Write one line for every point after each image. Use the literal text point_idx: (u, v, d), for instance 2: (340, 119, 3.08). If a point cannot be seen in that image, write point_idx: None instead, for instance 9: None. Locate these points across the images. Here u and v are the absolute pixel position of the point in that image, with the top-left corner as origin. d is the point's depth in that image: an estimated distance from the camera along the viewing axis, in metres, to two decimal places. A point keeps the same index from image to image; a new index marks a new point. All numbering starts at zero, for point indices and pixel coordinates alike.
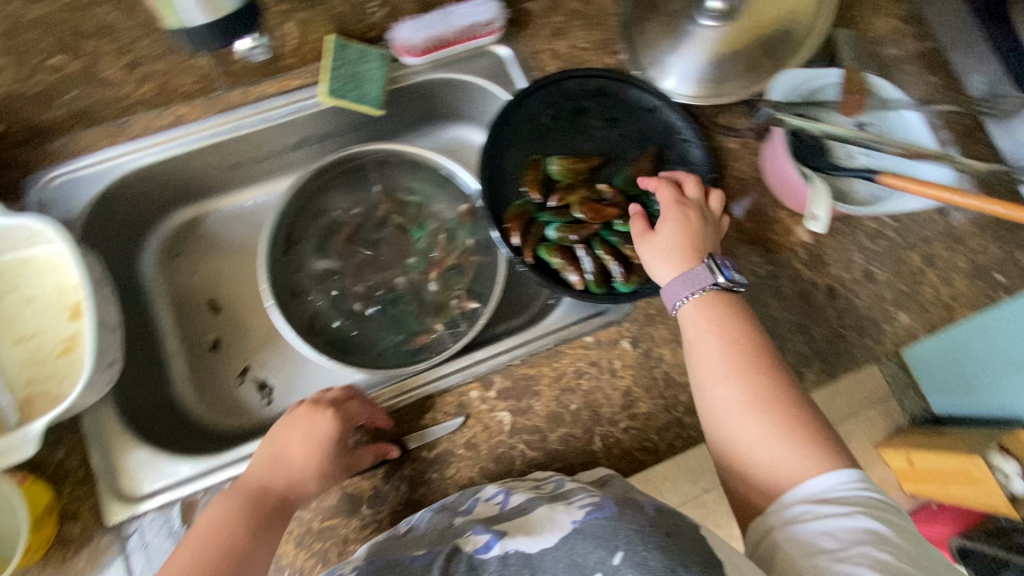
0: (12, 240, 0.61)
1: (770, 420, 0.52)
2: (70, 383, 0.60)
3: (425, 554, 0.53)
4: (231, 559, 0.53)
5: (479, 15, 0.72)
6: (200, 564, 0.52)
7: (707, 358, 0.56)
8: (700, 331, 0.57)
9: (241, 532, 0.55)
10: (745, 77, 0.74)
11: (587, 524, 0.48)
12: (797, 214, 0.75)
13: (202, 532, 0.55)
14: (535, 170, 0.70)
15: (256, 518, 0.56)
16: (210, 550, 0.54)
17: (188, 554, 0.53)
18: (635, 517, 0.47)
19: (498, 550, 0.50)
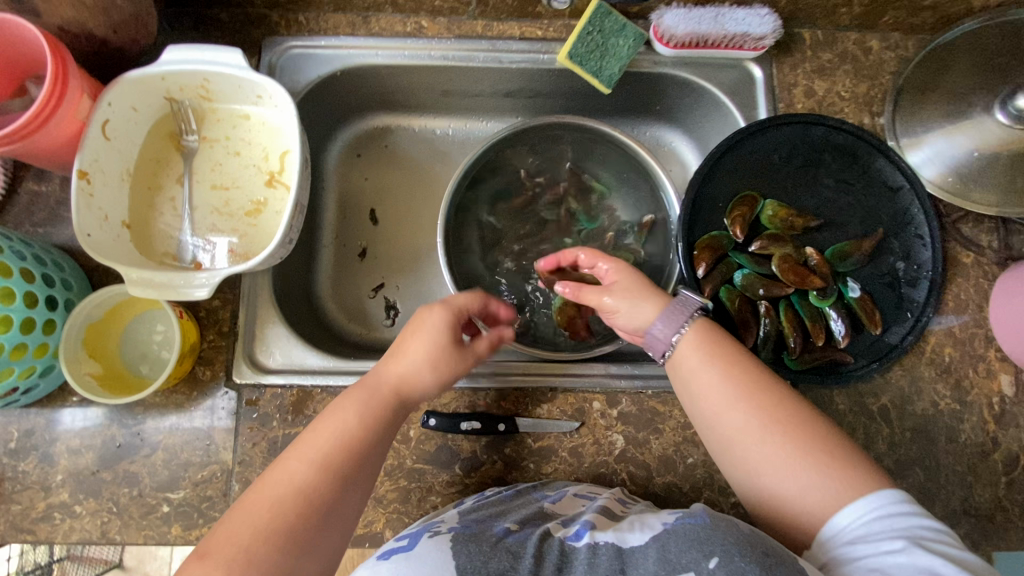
0: (239, 93, 0.63)
1: (766, 437, 0.47)
2: (250, 242, 0.64)
3: (519, 530, 0.49)
4: (364, 460, 0.49)
5: (755, 27, 0.65)
6: (337, 461, 0.47)
7: (714, 390, 0.50)
8: (698, 364, 0.51)
9: (374, 435, 0.50)
10: (1008, 188, 0.65)
11: (679, 526, 0.46)
12: (1008, 360, 0.65)
13: (334, 426, 0.49)
14: (746, 207, 0.65)
15: (387, 422, 0.51)
16: (345, 447, 0.48)
17: (323, 444, 0.48)
18: (731, 530, 0.44)
19: (589, 538, 0.47)
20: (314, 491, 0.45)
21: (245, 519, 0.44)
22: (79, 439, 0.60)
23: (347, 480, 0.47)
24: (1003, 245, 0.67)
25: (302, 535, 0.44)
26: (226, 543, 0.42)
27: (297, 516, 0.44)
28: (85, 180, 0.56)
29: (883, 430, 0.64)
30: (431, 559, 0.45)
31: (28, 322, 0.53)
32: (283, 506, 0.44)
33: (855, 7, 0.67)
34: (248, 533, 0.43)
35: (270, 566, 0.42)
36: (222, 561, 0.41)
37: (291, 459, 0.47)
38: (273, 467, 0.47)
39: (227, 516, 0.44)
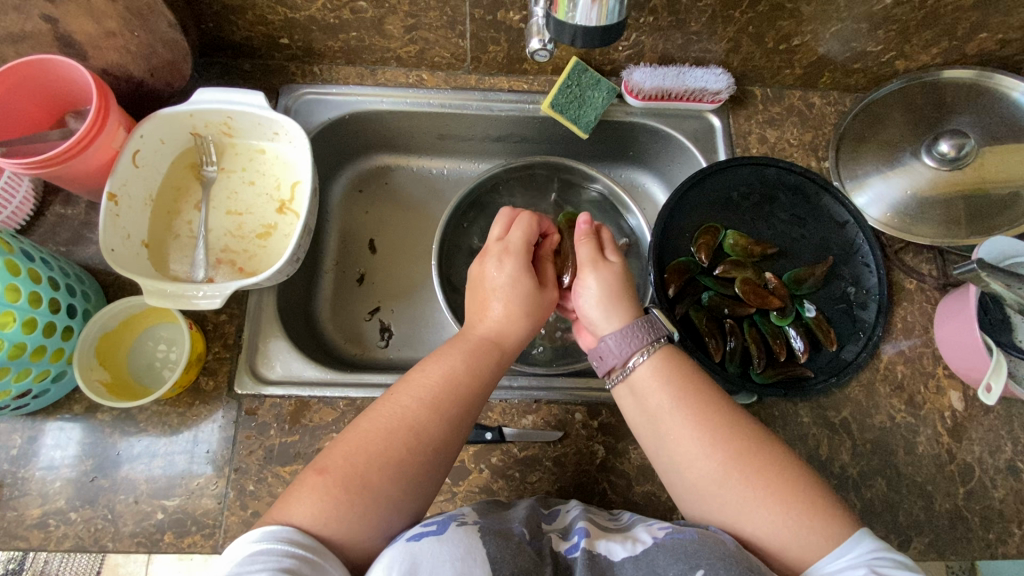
0: (258, 130, 0.71)
1: (734, 480, 0.50)
2: (259, 261, 0.70)
3: (531, 536, 0.52)
4: (466, 407, 0.54)
5: (712, 83, 0.75)
6: (439, 402, 0.52)
7: (685, 432, 0.53)
8: (666, 404, 0.55)
9: (475, 382, 0.55)
10: (943, 222, 0.72)
11: (670, 541, 0.49)
12: (955, 376, 0.71)
13: (436, 372, 0.54)
14: (710, 237, 0.73)
15: (487, 371, 0.56)
16: (448, 390, 0.53)
17: (428, 385, 0.53)
18: (717, 547, 0.46)
19: (586, 548, 0.50)
20: (418, 425, 0.51)
21: (361, 445, 0.49)
22: (80, 447, 0.62)
23: (450, 424, 0.52)
24: (942, 273, 0.74)
25: (406, 462, 0.49)
26: (340, 461, 0.48)
27: (401, 447, 0.49)
28: (113, 202, 0.62)
29: (846, 442, 0.68)
30: (462, 546, 0.47)
31: (50, 327, 0.57)
32: (392, 434, 0.50)
33: (796, 68, 0.78)
34: (357, 453, 0.49)
35: (375, 483, 0.47)
36: (333, 476, 0.47)
37: (399, 395, 0.53)
38: (379, 411, 0.52)
39: (338, 440, 0.50)
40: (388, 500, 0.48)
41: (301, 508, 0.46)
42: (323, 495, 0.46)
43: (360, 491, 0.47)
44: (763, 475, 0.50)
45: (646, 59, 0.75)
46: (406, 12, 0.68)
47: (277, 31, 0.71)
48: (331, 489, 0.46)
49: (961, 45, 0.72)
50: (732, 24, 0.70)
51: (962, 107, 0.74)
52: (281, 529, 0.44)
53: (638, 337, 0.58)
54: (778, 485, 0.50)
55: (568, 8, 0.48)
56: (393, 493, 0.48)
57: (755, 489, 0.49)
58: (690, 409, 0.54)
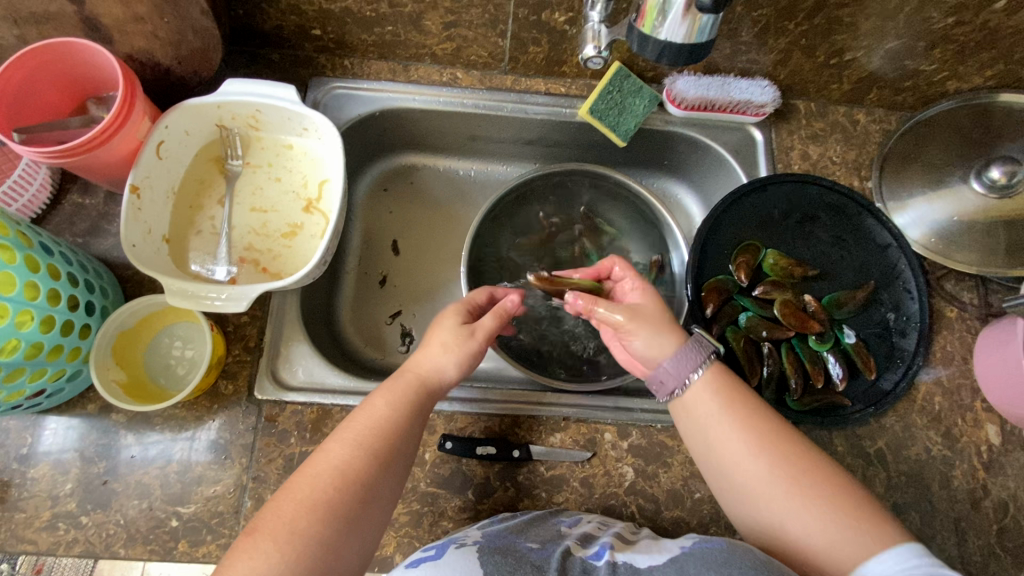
0: (287, 125, 0.68)
1: (778, 485, 0.49)
2: (283, 262, 0.68)
3: (542, 548, 0.51)
4: (399, 449, 0.52)
5: (757, 96, 0.73)
6: (371, 447, 0.50)
7: (730, 438, 0.52)
8: (708, 413, 0.54)
9: (408, 424, 0.53)
10: (988, 250, 0.70)
11: (699, 551, 0.48)
12: (993, 410, 0.69)
13: (366, 417, 0.52)
14: (749, 255, 0.70)
15: (417, 413, 0.54)
16: (379, 435, 0.51)
17: (359, 430, 0.51)
18: (747, 555, 0.45)
19: (610, 557, 0.49)
20: (353, 471, 0.49)
21: (301, 499, 0.46)
22: (93, 447, 0.60)
23: (386, 469, 0.50)
24: (984, 302, 0.72)
25: (351, 516, 0.47)
26: (274, 518, 0.45)
27: (338, 497, 0.47)
28: (135, 194, 0.60)
29: (880, 474, 0.66)
30: (460, 567, 0.47)
31: (67, 325, 0.55)
32: (335, 488, 0.47)
33: (844, 84, 0.75)
34: (291, 508, 0.46)
35: (314, 534, 0.45)
36: (269, 532, 0.44)
37: (329, 447, 0.50)
38: (311, 465, 0.49)
39: (274, 498, 0.47)
40: (332, 549, 0.45)
41: (240, 570, 0.42)
42: (263, 557, 0.43)
43: (301, 546, 0.44)
44: (806, 481, 0.49)
45: (690, 67, 0.73)
46: (447, 8, 0.65)
47: (311, 22, 0.68)
48: (269, 546, 0.43)
49: (1017, 69, 0.70)
50: (784, 36, 0.67)
51: (1014, 132, 0.72)
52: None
53: (691, 358, 0.55)
54: (821, 491, 0.49)
55: (657, 20, 0.45)
56: (337, 542, 0.46)
57: (805, 492, 0.49)
58: (734, 409, 0.53)
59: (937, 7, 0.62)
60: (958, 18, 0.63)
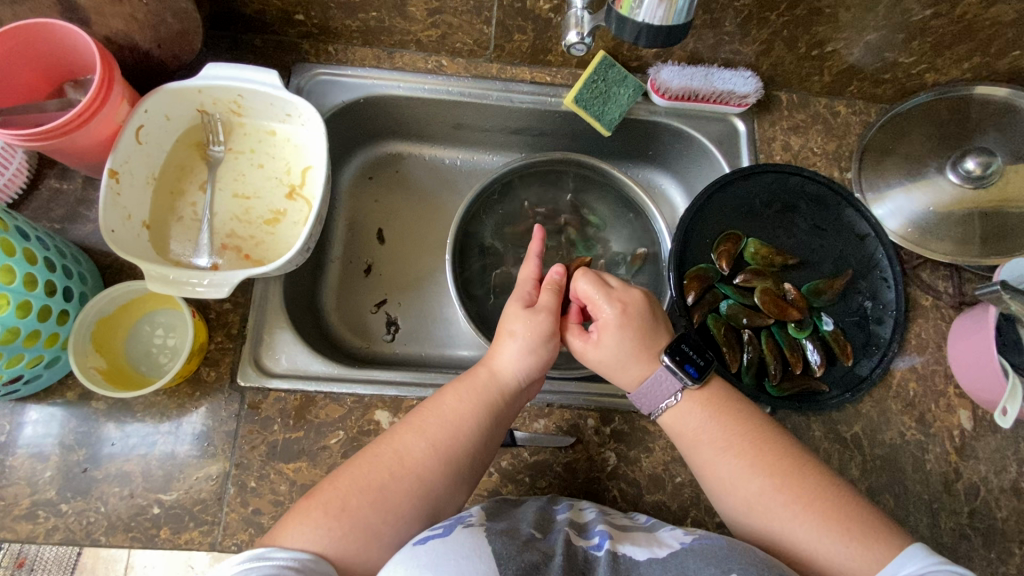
0: (269, 111, 0.67)
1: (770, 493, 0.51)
2: (266, 249, 0.67)
3: (545, 537, 0.51)
4: (466, 451, 0.54)
5: (740, 87, 0.73)
6: (439, 443, 0.53)
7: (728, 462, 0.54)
8: (698, 434, 0.56)
9: (478, 426, 0.55)
10: (962, 240, 0.72)
11: (698, 546, 0.49)
12: (965, 396, 0.71)
13: (440, 410, 0.55)
14: (731, 244, 0.71)
15: (488, 415, 0.56)
16: (452, 436, 0.54)
17: (429, 422, 0.54)
18: (748, 553, 0.46)
19: (610, 548, 0.50)
20: (415, 462, 0.52)
21: (364, 478, 0.50)
22: (73, 433, 0.59)
23: (449, 468, 0.53)
24: (958, 290, 0.74)
25: (406, 506, 0.50)
26: (331, 492, 0.49)
27: (397, 484, 0.50)
28: (114, 179, 0.59)
29: (855, 457, 0.68)
30: (467, 545, 0.47)
31: (45, 310, 0.54)
32: (398, 475, 0.51)
33: (825, 76, 0.76)
34: (349, 485, 0.50)
35: (363, 516, 0.48)
36: (322, 503, 0.49)
37: (401, 435, 0.54)
38: (380, 446, 0.53)
39: (334, 472, 0.51)
40: (378, 534, 0.48)
41: (289, 531, 0.47)
42: (311, 523, 0.47)
43: (347, 522, 0.48)
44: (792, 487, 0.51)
45: (674, 57, 0.73)
46: None
47: (293, 6, 0.67)
48: (318, 516, 0.48)
49: (992, 62, 0.71)
50: (766, 27, 0.68)
51: (989, 124, 0.73)
52: (275, 548, 0.45)
53: (659, 392, 0.57)
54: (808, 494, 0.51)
55: (634, 2, 0.46)
56: (386, 529, 0.49)
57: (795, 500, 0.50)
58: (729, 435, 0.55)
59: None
60: (935, 10, 0.64)
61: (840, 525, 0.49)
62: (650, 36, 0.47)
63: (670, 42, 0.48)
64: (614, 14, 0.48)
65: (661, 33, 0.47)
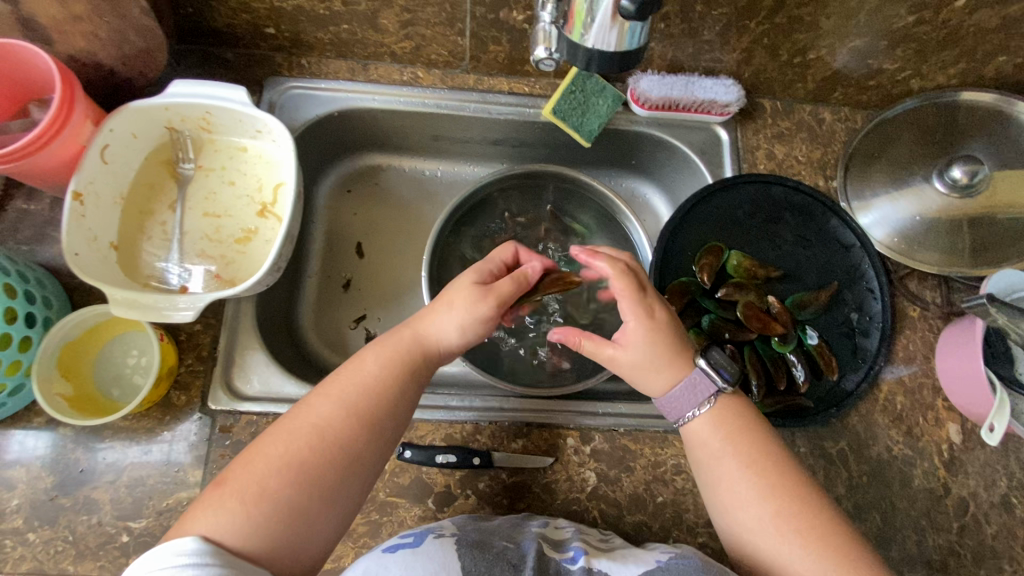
0: (239, 127, 0.66)
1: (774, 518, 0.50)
2: (238, 268, 0.66)
3: (517, 546, 0.50)
4: (387, 413, 0.52)
5: (722, 96, 0.72)
6: (355, 405, 0.51)
7: (738, 478, 0.52)
8: (717, 450, 0.54)
9: (399, 388, 0.53)
10: (949, 250, 0.70)
11: (673, 565, 0.48)
12: (954, 409, 0.69)
13: (357, 375, 0.53)
14: (713, 257, 0.70)
15: (411, 376, 0.55)
16: (364, 396, 0.52)
17: (345, 387, 0.52)
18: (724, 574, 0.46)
19: (585, 563, 0.49)
20: (331, 432, 0.49)
21: (275, 454, 0.47)
22: (39, 461, 0.58)
23: (368, 434, 0.51)
24: (946, 301, 0.72)
25: (327, 476, 0.48)
26: (246, 475, 0.46)
27: (317, 457, 0.48)
28: (78, 201, 0.58)
29: (842, 474, 0.66)
30: (437, 560, 0.46)
31: (5, 338, 0.53)
32: (312, 445, 0.48)
33: (808, 83, 0.75)
34: (266, 463, 0.47)
35: (283, 494, 0.46)
36: (237, 489, 0.45)
37: (313, 404, 0.51)
38: (291, 417, 0.50)
39: (254, 448, 0.49)
40: (301, 511, 0.46)
41: (204, 520, 0.44)
42: (221, 507, 0.45)
43: (269, 504, 0.45)
44: (800, 510, 0.50)
45: (654, 66, 0.72)
46: (402, 7, 0.63)
47: (263, 20, 0.66)
48: (235, 502, 0.45)
49: (978, 67, 0.70)
50: (746, 35, 0.66)
51: (976, 131, 0.72)
52: (185, 540, 0.42)
53: (691, 397, 0.55)
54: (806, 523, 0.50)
55: (584, 27, 0.44)
56: (308, 505, 0.46)
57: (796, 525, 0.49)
58: (743, 449, 0.53)
59: (896, 5, 0.61)
60: (918, 17, 0.62)
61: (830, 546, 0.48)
62: (604, 62, 0.46)
63: (626, 67, 0.47)
64: (568, 42, 0.46)
65: (617, 58, 0.45)
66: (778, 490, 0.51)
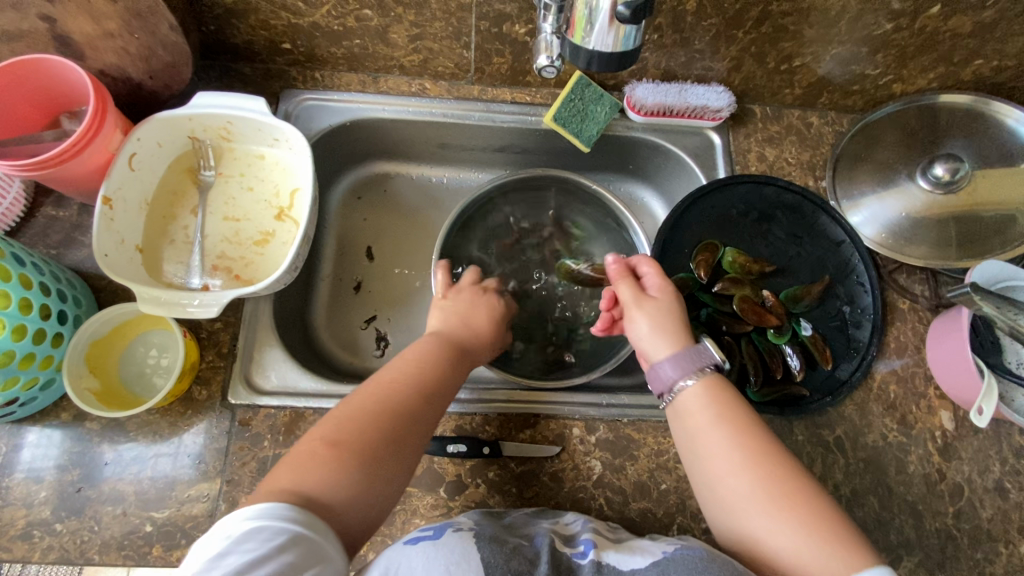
0: (258, 136, 0.70)
1: (759, 491, 0.51)
2: (256, 269, 0.69)
3: (531, 544, 0.52)
4: (442, 383, 0.58)
5: (713, 101, 0.76)
6: (415, 375, 0.57)
7: (724, 449, 0.53)
8: (704, 420, 0.55)
9: (451, 364, 0.60)
10: (936, 243, 0.73)
11: (679, 556, 0.49)
12: (946, 397, 0.72)
13: (414, 351, 0.60)
14: (709, 253, 0.73)
15: (458, 358, 0.62)
16: (424, 369, 0.58)
17: (406, 362, 0.58)
18: (727, 564, 0.47)
19: (594, 557, 0.50)
20: (398, 392, 0.54)
21: (351, 412, 0.52)
22: (67, 455, 0.61)
23: (429, 397, 0.56)
24: (934, 293, 0.75)
25: (400, 431, 0.52)
26: (330, 430, 0.50)
27: (380, 418, 0.51)
28: (108, 206, 0.61)
29: (839, 461, 0.68)
30: (456, 551, 0.49)
31: (39, 334, 0.56)
32: (385, 401, 0.53)
33: (796, 89, 0.79)
34: (346, 420, 0.51)
35: (367, 442, 0.49)
36: (324, 441, 0.49)
37: (379, 374, 0.56)
38: (360, 386, 0.55)
39: (328, 416, 0.52)
40: (382, 460, 0.49)
41: (289, 474, 0.46)
42: (312, 459, 0.48)
43: (352, 453, 0.48)
44: (779, 481, 0.51)
45: (648, 75, 0.76)
46: (411, 22, 0.68)
47: (280, 36, 0.70)
48: (322, 452, 0.48)
49: (956, 71, 0.74)
50: (735, 44, 0.70)
51: (956, 131, 0.75)
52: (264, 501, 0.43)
53: (691, 362, 0.58)
54: (788, 489, 0.50)
55: (585, 31, 0.48)
56: (389, 453, 0.50)
57: (778, 496, 0.50)
58: (729, 425, 0.54)
59: (875, 14, 0.65)
60: (895, 24, 0.67)
61: (807, 511, 0.49)
62: (605, 63, 0.50)
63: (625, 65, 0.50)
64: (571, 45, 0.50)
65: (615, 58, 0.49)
66: (757, 458, 0.52)
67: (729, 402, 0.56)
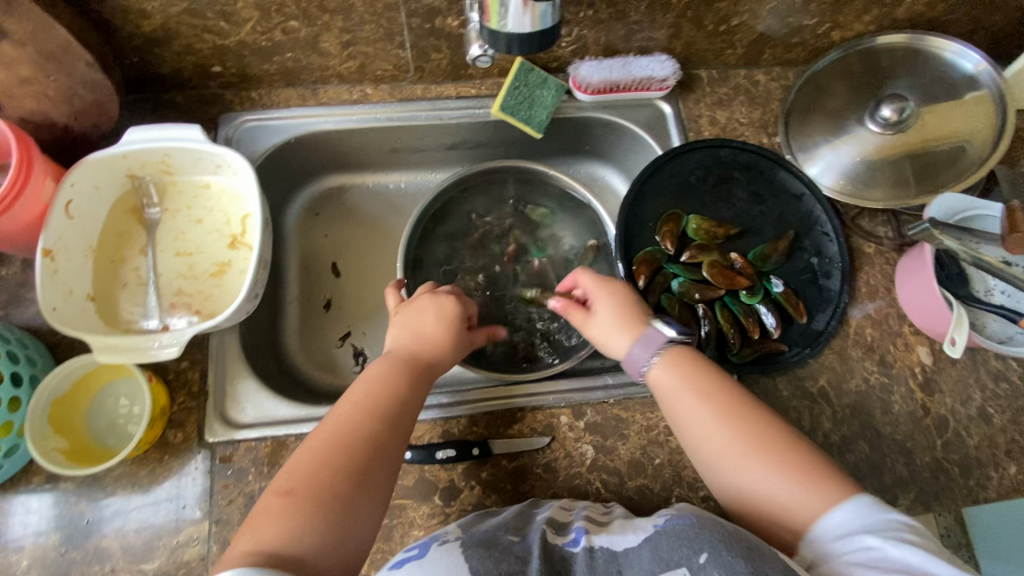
0: (199, 165, 0.68)
1: (742, 450, 0.51)
2: (216, 302, 0.67)
3: (522, 539, 0.51)
4: (400, 406, 0.54)
5: (658, 71, 0.76)
6: (373, 407, 0.53)
7: (699, 417, 0.54)
8: (680, 388, 0.55)
9: (410, 385, 0.57)
10: (894, 183, 0.73)
11: (669, 527, 0.48)
12: (921, 332, 0.73)
13: (369, 378, 0.57)
14: (673, 224, 0.74)
15: (418, 380, 0.58)
16: (378, 396, 0.54)
17: (362, 392, 0.55)
18: (717, 528, 0.45)
19: (586, 543, 0.50)
20: (354, 430, 0.51)
21: (303, 460, 0.49)
22: (46, 520, 0.58)
23: (386, 424, 0.52)
24: (898, 233, 0.76)
25: (364, 469, 0.49)
26: (284, 483, 0.48)
27: (336, 459, 0.49)
28: (49, 258, 0.59)
29: (826, 410, 0.69)
30: (444, 563, 0.48)
31: None
32: (343, 444, 0.50)
33: (738, 48, 0.78)
34: (303, 470, 0.48)
35: (324, 491, 0.47)
36: (279, 495, 0.47)
37: (335, 411, 0.53)
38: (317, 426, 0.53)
39: (288, 465, 0.50)
40: (347, 505, 0.47)
41: (249, 533, 0.44)
42: (272, 514, 0.45)
43: (309, 505, 0.46)
44: (767, 444, 0.51)
45: (590, 52, 0.75)
46: (341, 28, 0.66)
47: (208, 59, 0.68)
48: (281, 508, 0.46)
49: (890, 11, 0.74)
50: (671, 10, 0.70)
51: (899, 70, 0.76)
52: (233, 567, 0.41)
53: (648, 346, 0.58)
54: (767, 439, 0.51)
55: (500, 16, 0.48)
56: (353, 497, 0.47)
57: (762, 451, 0.50)
58: (699, 390, 0.55)
59: None
60: None
61: (796, 463, 0.50)
62: (526, 45, 0.49)
63: (548, 44, 0.50)
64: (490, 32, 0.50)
65: (537, 40, 0.49)
66: (733, 413, 0.53)
67: (702, 370, 0.56)
